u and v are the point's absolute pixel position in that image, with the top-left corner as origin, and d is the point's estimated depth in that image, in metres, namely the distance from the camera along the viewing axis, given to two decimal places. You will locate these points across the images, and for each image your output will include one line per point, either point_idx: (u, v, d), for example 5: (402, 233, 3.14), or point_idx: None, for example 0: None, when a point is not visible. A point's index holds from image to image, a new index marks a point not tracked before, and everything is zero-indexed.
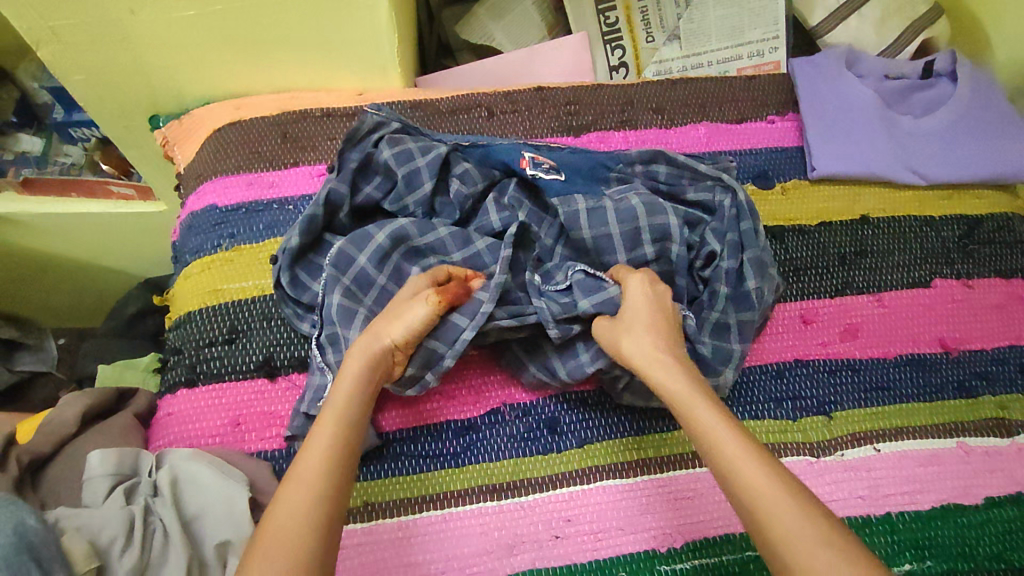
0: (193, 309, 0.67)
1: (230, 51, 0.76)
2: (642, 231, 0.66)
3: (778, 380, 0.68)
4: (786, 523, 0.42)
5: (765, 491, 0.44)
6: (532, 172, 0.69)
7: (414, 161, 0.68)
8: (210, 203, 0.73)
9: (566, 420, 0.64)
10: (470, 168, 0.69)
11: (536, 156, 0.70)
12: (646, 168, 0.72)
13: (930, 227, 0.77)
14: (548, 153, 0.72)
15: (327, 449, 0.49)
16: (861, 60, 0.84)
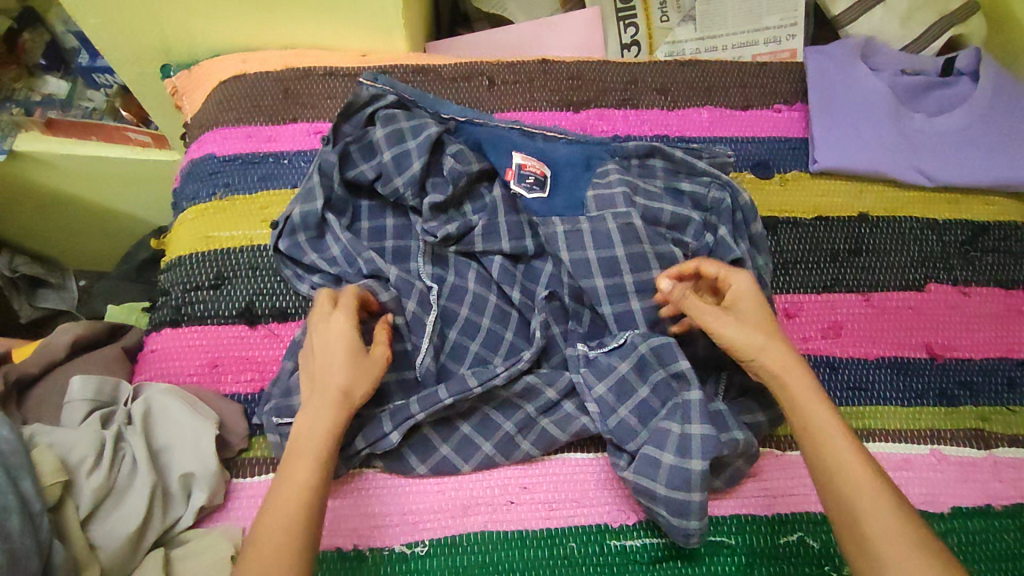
0: (183, 253, 0.70)
1: (241, 6, 0.76)
2: (628, 229, 0.64)
3: None
4: (880, 526, 0.46)
5: (866, 492, 0.48)
6: (515, 185, 0.68)
7: (404, 143, 0.67)
8: (209, 153, 0.74)
9: None
10: (465, 148, 0.68)
11: (524, 166, 0.69)
12: (642, 163, 0.71)
13: (932, 230, 0.75)
14: (544, 140, 0.71)
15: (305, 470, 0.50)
16: (878, 53, 0.81)
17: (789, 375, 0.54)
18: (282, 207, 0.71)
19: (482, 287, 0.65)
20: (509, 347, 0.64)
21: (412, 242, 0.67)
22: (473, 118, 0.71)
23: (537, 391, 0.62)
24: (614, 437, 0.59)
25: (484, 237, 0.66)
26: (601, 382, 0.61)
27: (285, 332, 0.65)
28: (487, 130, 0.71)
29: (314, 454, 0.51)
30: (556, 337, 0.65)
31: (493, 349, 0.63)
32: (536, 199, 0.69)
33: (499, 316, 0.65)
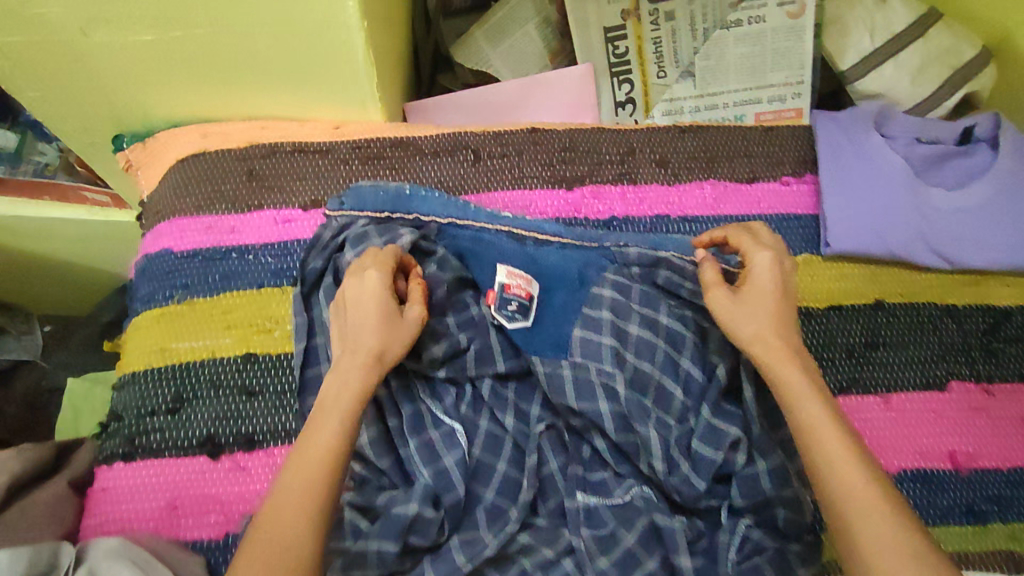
0: (138, 369, 0.63)
1: (197, 79, 0.69)
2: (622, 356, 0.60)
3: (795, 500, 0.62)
4: (877, 542, 0.44)
5: (867, 502, 0.45)
6: (496, 313, 0.62)
7: None
8: (165, 247, 0.67)
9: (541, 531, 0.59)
10: (446, 261, 0.64)
11: (508, 287, 0.62)
12: (646, 271, 0.66)
13: (951, 318, 0.70)
14: (535, 244, 0.67)
15: (327, 442, 0.49)
16: (892, 119, 0.75)
17: (790, 376, 0.52)
18: (246, 311, 0.64)
19: (472, 412, 0.60)
20: (504, 481, 0.58)
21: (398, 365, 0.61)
22: (455, 220, 0.67)
23: (535, 549, 0.55)
24: None
25: (478, 361, 0.61)
26: (604, 555, 0.54)
27: (252, 463, 0.59)
28: (472, 234, 0.66)
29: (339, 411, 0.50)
30: (552, 472, 0.59)
31: (485, 481, 0.58)
32: (519, 328, 0.62)
33: (492, 445, 0.59)
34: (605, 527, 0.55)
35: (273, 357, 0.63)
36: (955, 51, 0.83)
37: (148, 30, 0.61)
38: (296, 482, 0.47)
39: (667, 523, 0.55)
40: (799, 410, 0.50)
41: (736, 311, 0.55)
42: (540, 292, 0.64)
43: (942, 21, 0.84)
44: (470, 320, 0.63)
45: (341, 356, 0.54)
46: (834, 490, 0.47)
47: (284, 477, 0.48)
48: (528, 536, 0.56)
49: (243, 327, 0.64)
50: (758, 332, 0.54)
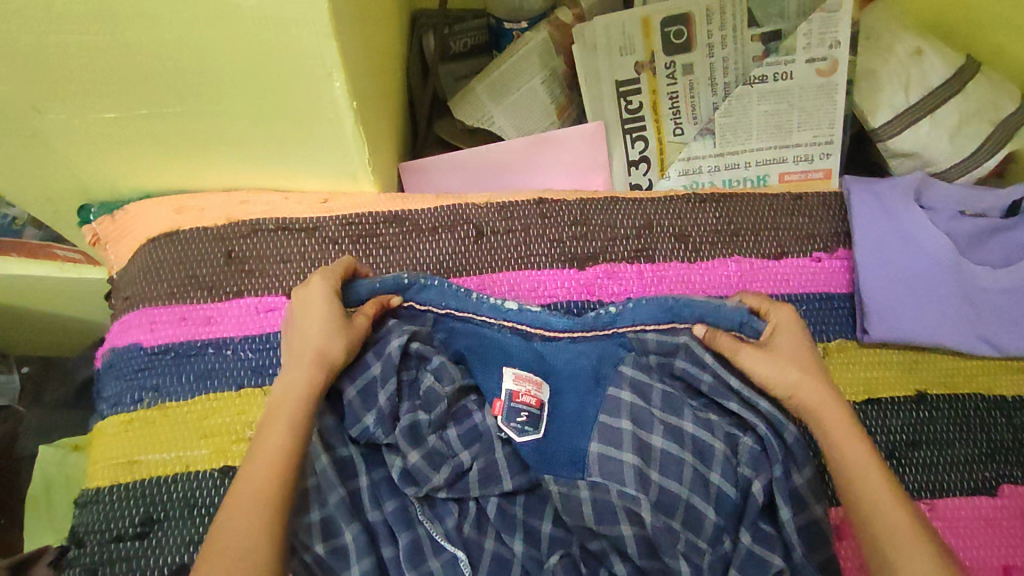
0: (102, 484, 0.56)
1: (167, 153, 0.62)
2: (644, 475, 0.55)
3: None
4: (914, 568, 0.44)
5: (895, 525, 0.47)
6: (503, 425, 0.56)
7: (369, 375, 0.55)
8: (134, 341, 0.61)
9: None
10: (447, 363, 0.57)
11: (516, 395, 0.57)
12: (662, 360, 0.60)
13: (1000, 411, 0.64)
14: (542, 339, 0.61)
15: (277, 452, 0.47)
16: (932, 189, 0.69)
17: (829, 416, 0.52)
18: (225, 415, 0.58)
19: (475, 531, 0.55)
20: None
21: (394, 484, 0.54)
22: (455, 311, 0.60)
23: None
24: None
25: (482, 482, 0.55)
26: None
27: None
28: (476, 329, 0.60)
29: (291, 416, 0.48)
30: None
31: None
32: (528, 442, 0.56)
33: (498, 569, 0.54)
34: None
35: None
36: (994, 105, 0.76)
37: (111, 105, 0.55)
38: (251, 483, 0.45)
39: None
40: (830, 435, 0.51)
41: (766, 362, 0.55)
42: (551, 397, 0.59)
43: (981, 72, 0.77)
44: (472, 430, 0.56)
45: (287, 348, 0.53)
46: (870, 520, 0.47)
47: (238, 479, 0.46)
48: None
49: (220, 435, 0.57)
50: (789, 380, 0.54)
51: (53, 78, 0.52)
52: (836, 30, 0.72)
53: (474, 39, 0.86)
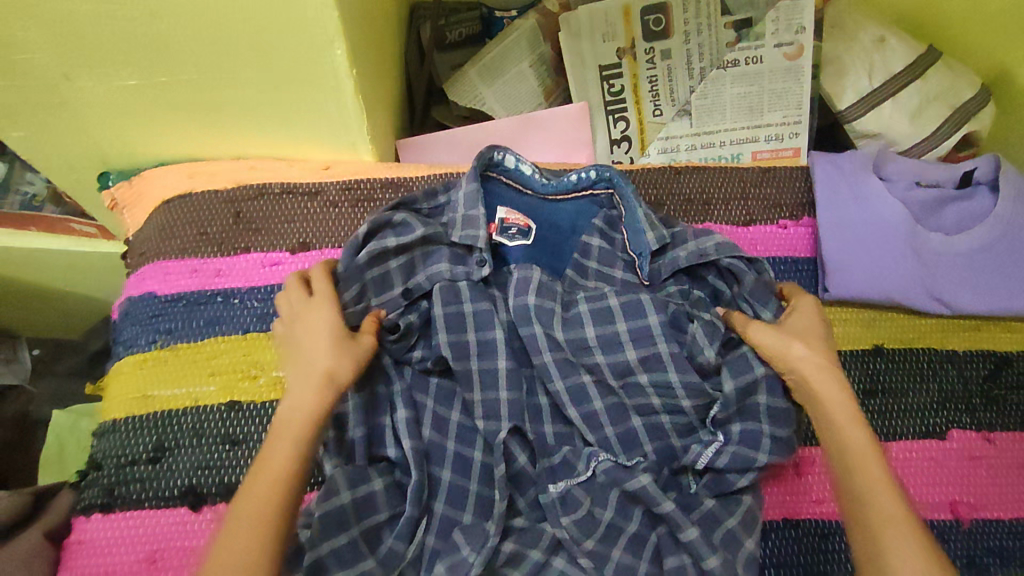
0: (118, 417, 0.61)
1: (183, 119, 0.68)
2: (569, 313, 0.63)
3: None
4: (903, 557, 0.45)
5: (884, 521, 0.47)
6: (498, 238, 0.67)
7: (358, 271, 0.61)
8: (149, 291, 0.66)
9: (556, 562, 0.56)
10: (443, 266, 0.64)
11: (506, 219, 0.68)
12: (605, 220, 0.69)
13: (951, 364, 0.69)
14: (533, 196, 0.70)
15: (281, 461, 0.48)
16: (891, 162, 0.74)
17: (854, 440, 0.52)
18: (232, 356, 0.63)
19: (438, 434, 0.59)
20: (478, 501, 0.57)
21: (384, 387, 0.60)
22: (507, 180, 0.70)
23: (523, 557, 0.55)
24: None
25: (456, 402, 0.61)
26: (589, 536, 0.55)
27: None
28: (506, 195, 0.70)
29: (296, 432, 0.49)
30: (521, 467, 0.60)
31: (461, 505, 0.57)
32: (518, 248, 0.68)
33: (455, 497, 0.57)
34: (579, 510, 0.57)
35: (257, 405, 0.62)
36: (953, 91, 0.82)
37: (133, 72, 0.61)
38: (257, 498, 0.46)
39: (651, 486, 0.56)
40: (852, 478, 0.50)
41: (780, 337, 0.58)
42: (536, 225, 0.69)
43: (941, 60, 0.83)
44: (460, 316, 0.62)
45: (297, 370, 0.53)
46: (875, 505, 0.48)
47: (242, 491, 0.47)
48: (511, 543, 0.56)
49: (228, 373, 0.63)
50: (814, 362, 0.56)
51: (81, 46, 0.58)
52: (801, 17, 0.78)
53: (469, 28, 0.92)
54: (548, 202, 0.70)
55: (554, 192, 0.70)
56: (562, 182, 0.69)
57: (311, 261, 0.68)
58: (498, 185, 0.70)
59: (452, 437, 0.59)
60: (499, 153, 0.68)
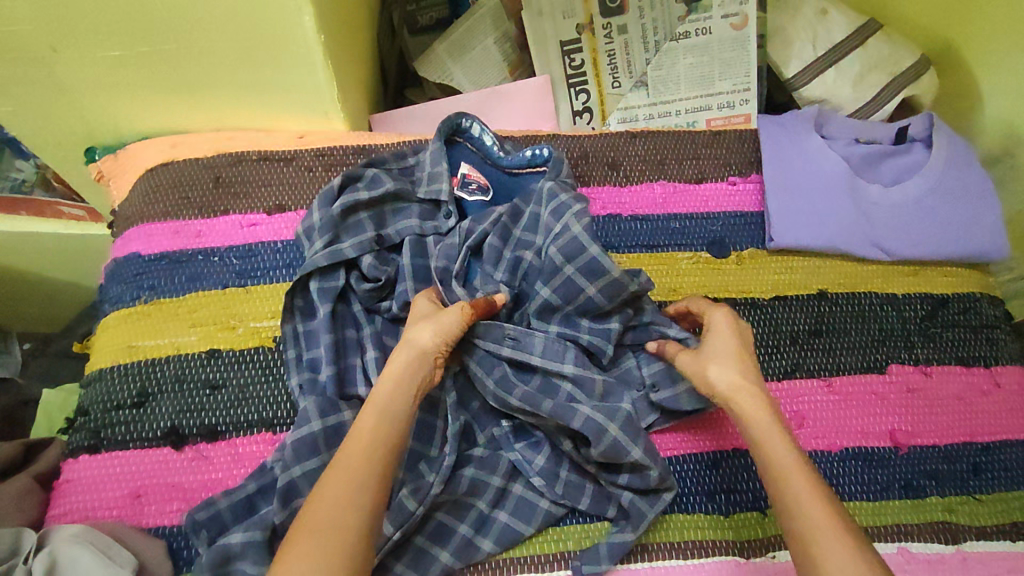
0: (104, 367, 0.65)
1: (164, 91, 0.71)
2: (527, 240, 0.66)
3: None
4: (832, 556, 0.45)
5: (824, 531, 0.47)
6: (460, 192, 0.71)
7: (311, 218, 0.66)
8: (134, 252, 0.70)
9: (515, 486, 0.61)
10: (411, 222, 0.67)
11: (468, 174, 0.72)
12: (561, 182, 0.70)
13: (891, 305, 0.73)
14: (491, 165, 0.74)
15: (360, 459, 0.49)
16: (831, 123, 0.79)
17: (774, 447, 0.52)
18: (212, 309, 0.67)
19: None
20: (443, 436, 0.62)
21: (349, 333, 0.64)
22: (470, 143, 0.74)
23: (482, 485, 0.60)
24: (528, 527, 0.60)
25: None
26: (539, 455, 0.62)
27: (214, 453, 0.61)
28: (464, 157, 0.74)
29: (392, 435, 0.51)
30: (481, 404, 0.64)
31: (428, 440, 0.61)
32: (477, 202, 0.72)
33: (422, 432, 0.61)
34: (533, 436, 0.63)
35: (236, 352, 0.65)
36: (894, 59, 0.87)
37: (115, 44, 0.64)
38: (337, 494, 0.46)
39: (590, 413, 0.59)
40: (780, 481, 0.51)
41: (697, 361, 0.58)
42: (495, 188, 0.73)
43: (882, 30, 0.89)
44: (424, 270, 0.65)
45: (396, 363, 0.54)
46: (796, 515, 0.48)
47: (325, 480, 0.47)
48: (471, 469, 0.61)
49: (209, 324, 0.66)
50: (731, 381, 0.56)
51: (63, 21, 0.61)
52: None
53: (439, 12, 0.96)
54: (505, 172, 0.74)
55: (512, 167, 0.73)
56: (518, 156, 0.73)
57: (285, 221, 0.72)
58: (464, 150, 0.75)
59: None
60: (466, 120, 0.74)
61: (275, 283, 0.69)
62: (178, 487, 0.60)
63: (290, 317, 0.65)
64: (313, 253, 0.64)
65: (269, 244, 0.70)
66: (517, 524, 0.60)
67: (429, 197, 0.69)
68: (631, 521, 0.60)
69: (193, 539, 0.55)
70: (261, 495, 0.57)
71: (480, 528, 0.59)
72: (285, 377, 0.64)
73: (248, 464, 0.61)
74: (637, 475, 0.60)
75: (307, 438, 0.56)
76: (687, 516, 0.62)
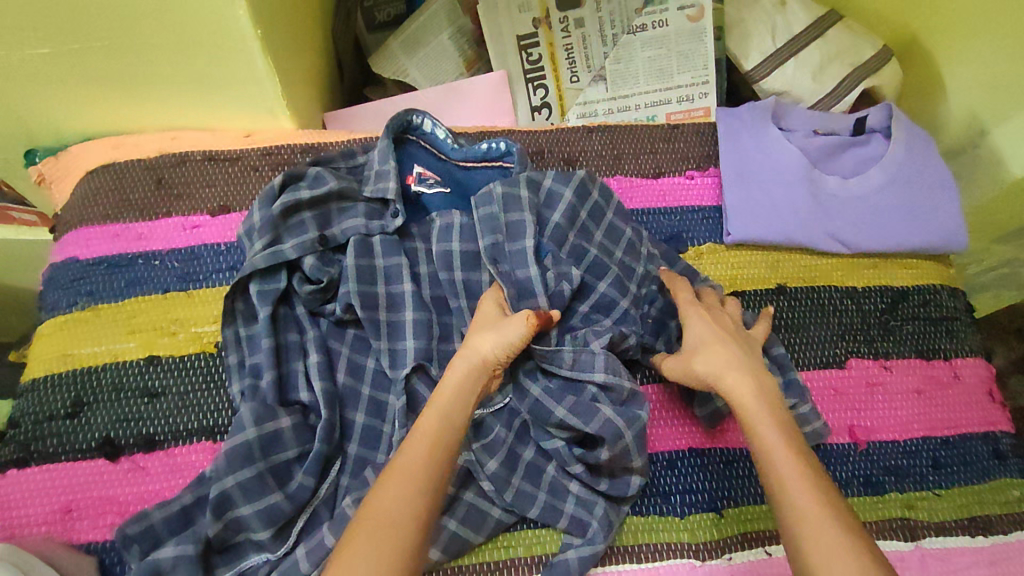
0: (38, 375, 0.63)
1: (102, 89, 0.69)
2: (587, 229, 0.67)
3: (756, 469, 0.63)
4: (825, 547, 0.45)
5: (818, 524, 0.46)
6: (416, 188, 0.70)
7: (251, 217, 0.64)
8: (72, 257, 0.68)
9: (467, 493, 0.58)
10: (355, 220, 0.65)
11: (423, 172, 0.71)
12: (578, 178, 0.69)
13: (850, 299, 0.72)
14: (447, 162, 0.72)
15: (421, 462, 0.50)
16: (789, 114, 0.78)
17: (769, 439, 0.52)
18: (151, 314, 0.65)
19: (352, 379, 0.61)
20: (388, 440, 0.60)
21: (292, 336, 0.62)
22: (420, 139, 0.72)
23: None
24: (480, 533, 0.58)
25: (355, 349, 0.62)
26: (493, 458, 0.59)
27: (151, 464, 0.59)
28: (419, 156, 0.72)
29: (446, 445, 0.51)
30: None
31: (374, 445, 0.59)
32: (435, 194, 0.71)
33: (368, 437, 0.59)
34: (489, 435, 0.60)
35: (175, 358, 0.63)
36: (853, 50, 0.86)
37: (45, 41, 0.61)
38: (402, 502, 0.47)
39: (611, 416, 0.58)
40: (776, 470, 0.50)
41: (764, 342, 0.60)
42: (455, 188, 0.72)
43: (841, 22, 0.87)
44: (369, 269, 0.63)
45: (455, 369, 0.55)
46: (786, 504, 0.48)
47: (387, 477, 0.49)
48: None
49: (147, 330, 0.64)
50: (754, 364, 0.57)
51: None
52: None
53: (396, 8, 0.95)
54: (461, 168, 0.72)
55: (466, 160, 0.71)
56: (475, 151, 0.71)
57: (229, 222, 0.70)
58: (417, 148, 0.73)
59: (361, 382, 0.61)
60: (416, 116, 0.71)
61: (217, 286, 0.67)
62: (113, 499, 0.58)
63: (230, 320, 0.62)
64: (253, 254, 0.62)
65: (212, 247, 0.68)
66: (467, 533, 0.57)
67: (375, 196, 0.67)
68: (587, 529, 0.58)
69: (125, 554, 0.53)
70: (197, 506, 0.55)
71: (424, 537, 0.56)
72: (227, 383, 0.62)
73: (187, 476, 0.59)
74: (618, 481, 0.60)
75: (243, 445, 0.54)
76: (644, 518, 0.60)
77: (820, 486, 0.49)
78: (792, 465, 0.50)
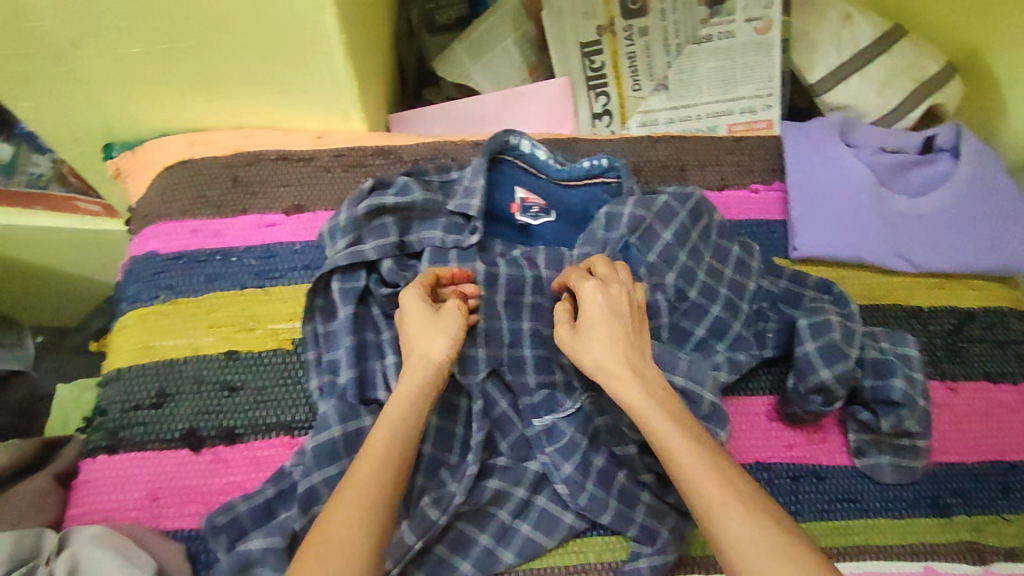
0: (123, 366, 0.65)
1: (184, 87, 0.71)
2: (699, 250, 0.68)
3: (824, 485, 0.64)
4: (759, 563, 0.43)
5: (751, 540, 0.44)
6: (521, 217, 0.71)
7: (336, 219, 0.65)
8: (152, 250, 0.69)
9: (540, 498, 0.60)
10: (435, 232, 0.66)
11: (527, 199, 0.72)
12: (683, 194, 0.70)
13: (917, 318, 0.72)
14: (546, 180, 0.73)
15: (369, 481, 0.48)
16: (858, 129, 0.78)
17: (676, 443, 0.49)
18: (230, 310, 0.67)
19: None
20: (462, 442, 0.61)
21: (368, 336, 0.63)
22: (515, 158, 0.73)
23: (507, 494, 0.60)
24: (552, 538, 0.59)
25: None
26: (567, 463, 0.60)
27: (233, 456, 0.61)
28: (507, 171, 0.73)
29: (391, 459, 0.50)
30: (503, 412, 0.62)
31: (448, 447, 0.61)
32: (506, 197, 0.71)
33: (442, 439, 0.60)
34: (563, 439, 0.60)
35: (254, 354, 0.65)
36: (919, 65, 0.86)
37: (136, 41, 0.63)
38: (339, 527, 0.46)
39: None
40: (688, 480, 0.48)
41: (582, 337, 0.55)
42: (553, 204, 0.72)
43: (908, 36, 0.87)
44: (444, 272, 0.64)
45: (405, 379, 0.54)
46: (709, 513, 0.46)
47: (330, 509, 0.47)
48: (495, 480, 0.60)
49: (227, 325, 0.66)
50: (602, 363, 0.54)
51: (87, 17, 0.60)
52: None
53: (458, 11, 0.95)
54: (561, 186, 0.73)
55: (567, 178, 0.73)
56: (572, 168, 0.73)
57: (303, 221, 0.71)
58: (513, 168, 0.73)
59: None
60: (514, 138, 0.72)
61: (293, 284, 0.68)
62: (197, 489, 0.59)
63: (310, 317, 0.64)
64: (335, 251, 0.64)
65: (287, 245, 0.70)
66: (541, 537, 0.59)
67: (458, 211, 0.68)
68: (657, 539, 0.59)
69: (213, 542, 0.55)
70: (280, 500, 0.57)
71: (499, 538, 0.58)
72: (304, 379, 0.64)
73: (267, 469, 0.60)
74: None
75: (329, 444, 0.56)
76: None
77: (748, 494, 0.47)
78: (703, 468, 0.48)
